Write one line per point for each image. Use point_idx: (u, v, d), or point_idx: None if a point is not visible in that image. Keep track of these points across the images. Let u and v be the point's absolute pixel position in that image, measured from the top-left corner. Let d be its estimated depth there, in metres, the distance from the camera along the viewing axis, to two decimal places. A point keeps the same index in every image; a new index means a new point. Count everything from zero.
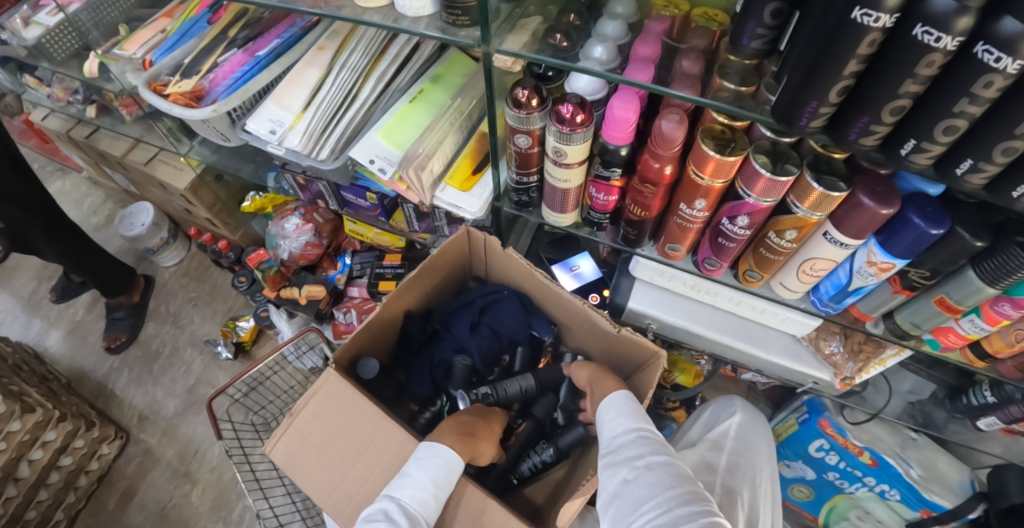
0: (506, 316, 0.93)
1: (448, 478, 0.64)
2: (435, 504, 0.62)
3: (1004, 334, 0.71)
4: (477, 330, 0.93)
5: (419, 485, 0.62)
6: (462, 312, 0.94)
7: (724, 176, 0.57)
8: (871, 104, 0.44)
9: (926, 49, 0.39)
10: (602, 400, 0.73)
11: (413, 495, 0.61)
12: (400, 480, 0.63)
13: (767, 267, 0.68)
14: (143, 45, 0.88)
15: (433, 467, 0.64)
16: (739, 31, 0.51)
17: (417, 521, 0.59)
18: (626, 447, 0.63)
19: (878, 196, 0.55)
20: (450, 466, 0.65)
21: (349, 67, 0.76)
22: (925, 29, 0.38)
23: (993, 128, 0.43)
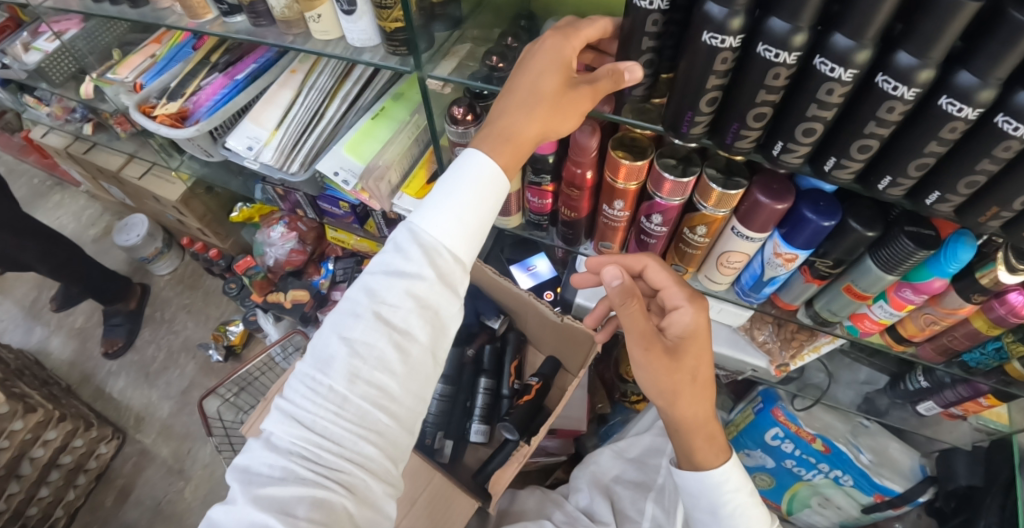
0: None
1: (488, 191, 0.58)
2: (463, 233, 0.57)
3: (916, 319, 0.78)
4: None
5: (437, 208, 0.56)
6: None
7: (636, 179, 0.64)
8: (739, 112, 0.52)
9: (770, 63, 0.46)
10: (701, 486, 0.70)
11: (433, 222, 0.56)
12: (435, 196, 0.57)
13: (690, 261, 0.76)
14: (134, 69, 0.97)
15: (462, 190, 0.57)
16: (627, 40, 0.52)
17: (435, 253, 0.56)
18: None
19: (773, 194, 0.62)
20: (490, 178, 0.57)
21: (317, 88, 0.85)
22: (766, 46, 0.45)
23: (848, 127, 0.51)
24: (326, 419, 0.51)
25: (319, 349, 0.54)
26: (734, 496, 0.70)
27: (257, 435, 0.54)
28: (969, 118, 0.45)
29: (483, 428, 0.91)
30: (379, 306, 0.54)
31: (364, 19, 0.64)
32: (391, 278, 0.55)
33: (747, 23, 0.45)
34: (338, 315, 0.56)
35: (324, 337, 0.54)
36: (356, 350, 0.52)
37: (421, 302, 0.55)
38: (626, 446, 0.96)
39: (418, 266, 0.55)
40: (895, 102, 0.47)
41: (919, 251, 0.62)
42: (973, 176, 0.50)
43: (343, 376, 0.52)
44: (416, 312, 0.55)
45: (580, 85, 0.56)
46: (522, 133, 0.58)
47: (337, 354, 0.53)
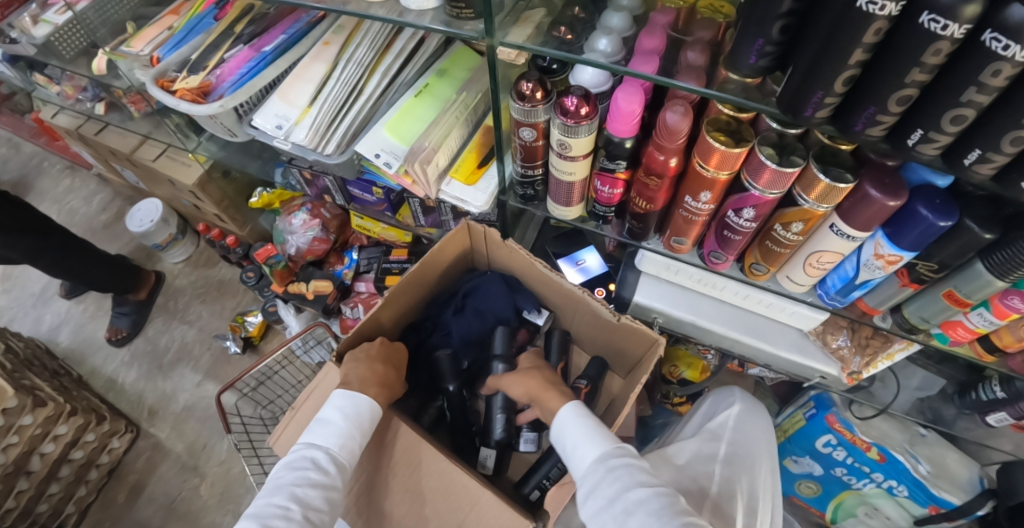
0: (493, 299, 0.93)
1: (373, 424, 0.71)
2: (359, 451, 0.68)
3: (1014, 328, 0.70)
4: (462, 313, 0.93)
5: (347, 435, 0.67)
6: (450, 302, 0.96)
7: (730, 168, 0.56)
8: (878, 94, 0.44)
9: (933, 37, 0.38)
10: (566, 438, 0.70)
11: (341, 443, 0.66)
12: (336, 422, 0.68)
13: (773, 260, 0.68)
14: (150, 42, 0.88)
15: (357, 419, 0.69)
16: (743, 50, 0.49)
17: (343, 468, 0.66)
18: (597, 479, 0.61)
19: (886, 188, 0.54)
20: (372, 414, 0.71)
21: (355, 61, 0.77)
22: (931, 16, 0.37)
23: (1002, 117, 0.42)
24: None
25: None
26: (583, 443, 0.66)
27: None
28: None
29: (532, 436, 0.86)
30: (307, 509, 0.60)
31: None
32: (307, 488, 0.61)
33: None
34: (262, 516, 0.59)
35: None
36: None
37: (336, 505, 0.63)
38: (673, 453, 0.89)
39: (331, 479, 0.64)
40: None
41: None
42: None
43: None
44: (332, 514, 0.62)
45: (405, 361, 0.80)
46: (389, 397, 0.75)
47: None
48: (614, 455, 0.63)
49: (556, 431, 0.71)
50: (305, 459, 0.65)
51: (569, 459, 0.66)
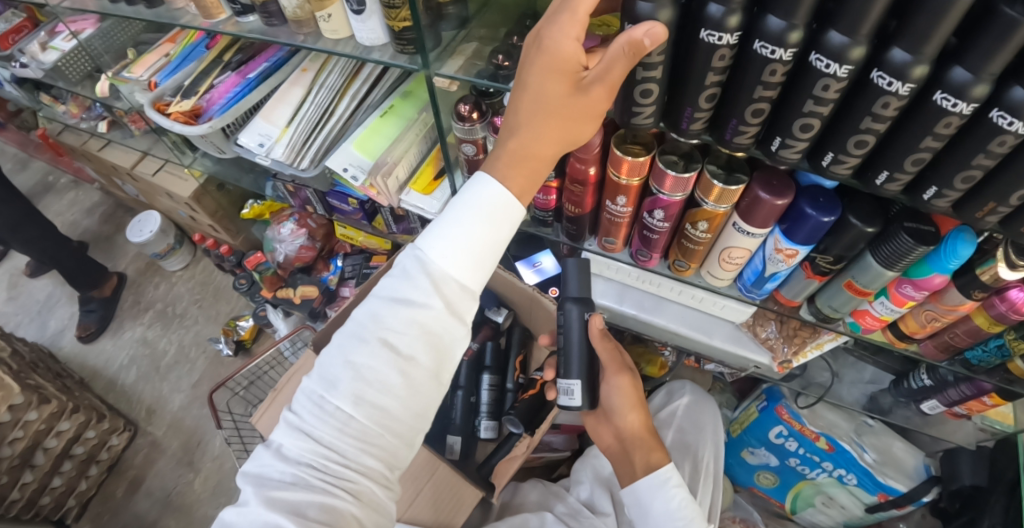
0: None
1: (484, 232, 0.59)
2: (472, 263, 0.59)
3: (917, 316, 0.78)
4: None
5: (434, 262, 0.58)
6: None
7: (638, 175, 0.66)
8: (736, 108, 0.53)
9: (766, 60, 0.47)
10: (643, 487, 0.76)
11: (437, 255, 0.58)
12: (442, 224, 0.59)
13: (692, 257, 0.77)
14: (149, 68, 1.00)
15: (471, 221, 0.58)
16: None
17: (445, 277, 0.58)
18: None
19: (773, 189, 0.62)
20: (499, 211, 0.59)
21: (327, 86, 0.87)
22: (762, 44, 0.46)
23: (845, 123, 0.52)
24: (332, 435, 0.55)
25: (327, 371, 0.58)
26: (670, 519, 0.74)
27: (267, 441, 0.58)
28: (965, 113, 0.46)
29: (491, 424, 0.95)
30: (384, 334, 0.57)
31: (374, 18, 0.67)
32: (396, 307, 0.57)
33: (744, 21, 0.47)
34: (344, 338, 0.59)
35: (329, 359, 0.58)
36: (361, 375, 0.56)
37: (425, 331, 0.57)
38: None
39: (424, 297, 0.57)
40: (890, 97, 0.47)
41: (918, 248, 0.62)
42: (970, 170, 0.50)
43: (347, 398, 0.55)
44: (421, 340, 0.57)
45: (591, 85, 0.51)
46: (539, 151, 0.58)
47: (342, 378, 0.56)
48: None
49: (637, 488, 0.77)
50: (400, 271, 0.60)
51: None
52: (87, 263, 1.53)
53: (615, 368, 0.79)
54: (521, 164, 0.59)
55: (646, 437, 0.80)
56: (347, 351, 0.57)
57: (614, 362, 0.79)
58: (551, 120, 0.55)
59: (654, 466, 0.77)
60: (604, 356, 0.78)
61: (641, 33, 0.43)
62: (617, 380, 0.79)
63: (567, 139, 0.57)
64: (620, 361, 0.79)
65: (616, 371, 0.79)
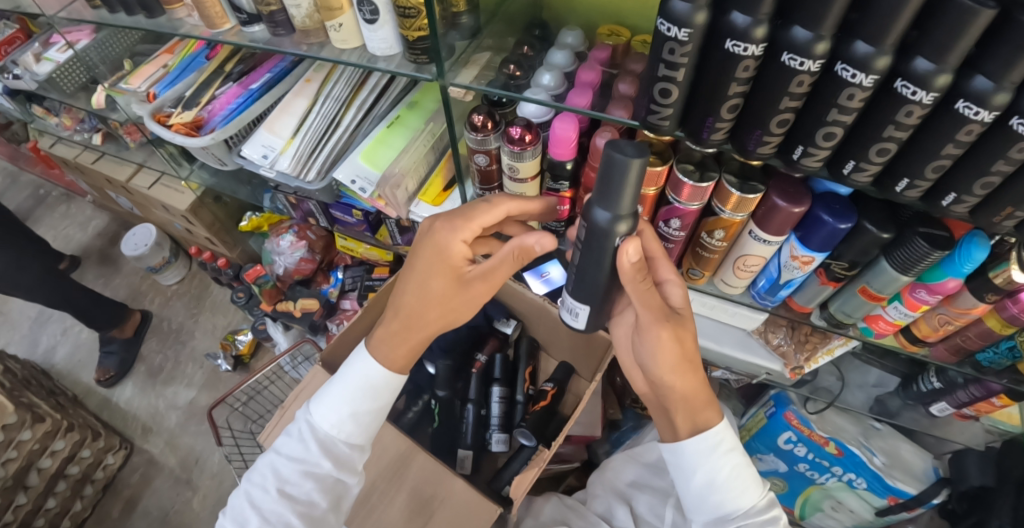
0: None
1: (372, 404, 0.68)
2: (355, 424, 0.67)
3: (930, 319, 0.78)
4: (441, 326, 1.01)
5: (328, 435, 0.67)
6: None
7: (654, 184, 0.66)
8: (760, 119, 0.53)
9: (794, 71, 0.47)
10: (689, 451, 0.66)
11: (325, 421, 0.67)
12: (329, 393, 0.68)
13: (706, 265, 0.77)
14: (147, 79, 0.99)
15: (357, 392, 0.68)
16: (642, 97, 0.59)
17: (332, 440, 0.67)
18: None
19: (789, 197, 0.63)
20: (381, 378, 0.69)
21: (333, 97, 0.86)
22: (789, 56, 0.47)
23: (867, 131, 0.52)
24: None
25: (236, 512, 0.65)
26: (722, 490, 0.65)
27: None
28: (986, 121, 0.46)
29: (503, 437, 0.93)
30: (283, 483, 0.64)
31: (386, 27, 0.66)
32: (291, 464, 0.65)
33: (770, 31, 0.47)
34: (251, 481, 0.66)
35: (238, 499, 0.65)
36: (266, 518, 0.63)
37: (319, 482, 0.64)
38: (641, 452, 0.95)
39: (314, 456, 0.65)
40: (913, 106, 0.47)
41: (933, 253, 0.62)
42: (988, 177, 0.51)
43: None
44: (315, 488, 0.64)
45: (472, 281, 0.68)
46: (416, 325, 0.70)
47: (249, 521, 0.63)
48: (775, 522, 0.65)
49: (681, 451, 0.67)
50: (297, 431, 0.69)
51: (703, 511, 0.66)
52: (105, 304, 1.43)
53: (655, 318, 0.64)
54: (400, 335, 0.69)
55: (698, 396, 0.67)
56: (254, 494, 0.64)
57: (653, 314, 0.64)
58: (433, 304, 0.69)
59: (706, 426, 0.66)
60: (643, 301, 0.62)
61: (534, 242, 0.63)
62: (658, 333, 0.64)
63: (450, 319, 0.71)
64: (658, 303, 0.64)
65: (655, 321, 0.64)
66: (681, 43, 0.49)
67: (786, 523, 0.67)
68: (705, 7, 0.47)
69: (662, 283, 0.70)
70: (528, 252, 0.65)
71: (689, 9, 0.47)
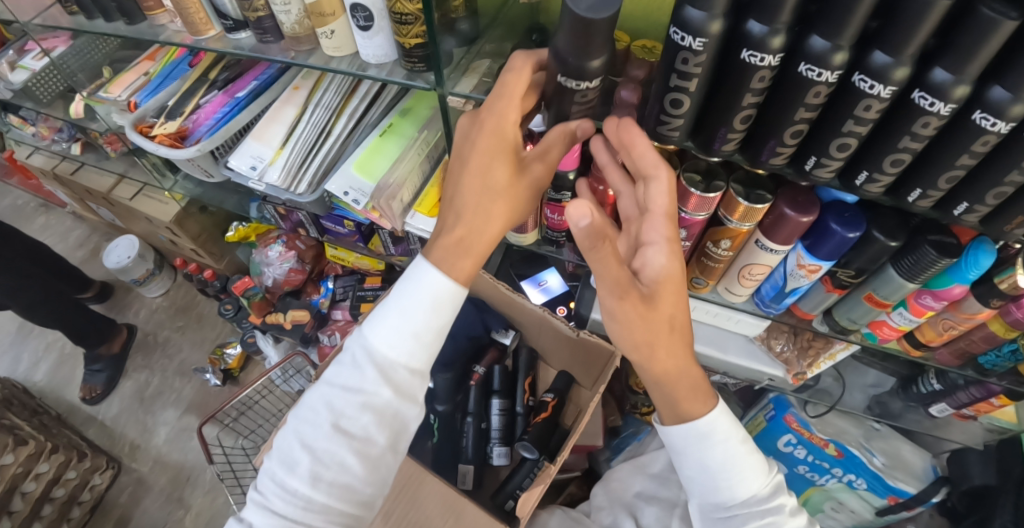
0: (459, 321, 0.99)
1: (437, 309, 0.59)
2: (413, 345, 0.58)
3: (935, 324, 0.78)
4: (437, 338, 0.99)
5: (385, 311, 0.59)
6: None
7: (660, 194, 0.65)
8: (774, 130, 0.53)
9: (811, 82, 0.47)
10: (680, 432, 0.62)
11: (384, 345, 0.58)
12: (384, 310, 0.60)
13: (710, 274, 0.76)
14: (128, 87, 0.95)
15: (416, 313, 0.58)
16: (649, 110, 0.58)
17: (388, 367, 0.58)
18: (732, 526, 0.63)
19: (799, 206, 0.61)
20: (446, 293, 0.59)
21: (323, 105, 0.83)
22: (807, 66, 0.46)
23: (881, 142, 0.51)
24: (296, 514, 0.56)
25: (284, 454, 0.59)
26: (717, 479, 0.62)
27: (246, 508, 0.60)
28: (1002, 132, 0.45)
29: (504, 450, 0.92)
30: (338, 418, 0.58)
31: (381, 34, 0.63)
32: (346, 395, 0.58)
33: (787, 41, 0.47)
34: (299, 420, 0.60)
35: (285, 440, 0.59)
36: (318, 458, 0.57)
37: (378, 415, 0.58)
38: (647, 462, 0.94)
39: (372, 388, 0.57)
40: (931, 117, 0.46)
41: (942, 260, 0.61)
42: (1001, 187, 0.50)
43: (305, 480, 0.56)
44: (374, 422, 0.57)
45: (531, 162, 0.60)
46: (487, 233, 0.60)
47: (299, 459, 0.57)
48: (778, 511, 0.62)
49: (675, 433, 0.63)
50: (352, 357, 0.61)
51: (702, 494, 0.64)
52: (95, 320, 1.38)
53: (620, 289, 0.55)
54: (462, 253, 0.59)
55: (683, 379, 0.61)
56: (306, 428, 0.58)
57: (618, 292, 0.55)
58: (494, 202, 0.59)
59: (696, 411, 0.62)
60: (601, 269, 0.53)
61: (576, 127, 0.55)
62: (619, 306, 0.56)
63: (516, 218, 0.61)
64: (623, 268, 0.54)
65: (611, 294, 0.55)
66: (695, 53, 0.49)
67: (792, 506, 0.64)
68: (722, 15, 0.47)
69: (648, 245, 0.59)
70: (574, 139, 0.57)
71: (704, 18, 0.47)
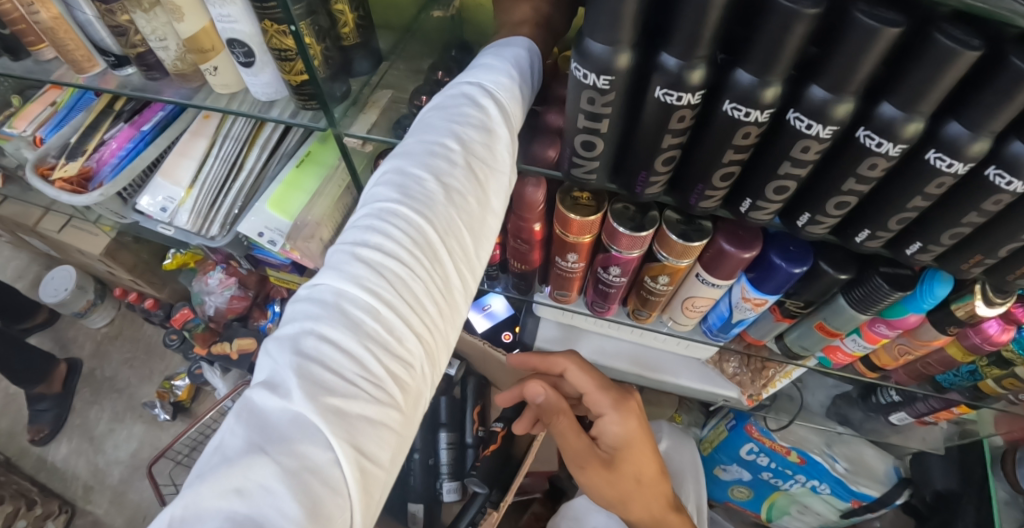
0: None
1: (529, 75, 0.50)
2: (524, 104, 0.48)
3: (889, 348, 0.75)
4: None
5: (502, 66, 0.48)
6: None
7: (590, 232, 0.59)
8: (703, 173, 0.47)
9: (738, 122, 0.41)
10: None
11: (505, 86, 0.47)
12: (500, 60, 0.48)
13: (653, 306, 0.71)
14: (32, 120, 0.86)
15: (523, 67, 0.49)
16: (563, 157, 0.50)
17: (507, 112, 0.46)
18: None
19: (738, 240, 0.57)
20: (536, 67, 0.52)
21: (232, 137, 0.77)
22: (732, 104, 0.40)
23: (824, 182, 0.46)
24: (410, 279, 0.38)
25: (396, 186, 0.41)
26: None
27: (306, 297, 0.37)
28: (959, 173, 0.40)
29: (454, 486, 0.90)
30: (470, 156, 0.43)
31: (266, 71, 0.57)
32: (469, 126, 0.44)
33: (707, 76, 0.40)
34: (404, 158, 0.43)
35: (390, 178, 0.41)
36: (447, 198, 0.41)
37: (499, 164, 0.46)
38: None
39: (495, 124, 0.45)
40: (878, 158, 0.41)
41: (894, 293, 0.57)
42: (959, 228, 0.45)
43: (434, 224, 0.40)
44: (495, 178, 0.45)
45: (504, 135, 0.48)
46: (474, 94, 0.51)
47: (427, 193, 0.40)
48: None
49: None
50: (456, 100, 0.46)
51: None
52: (34, 360, 1.31)
53: (578, 458, 0.73)
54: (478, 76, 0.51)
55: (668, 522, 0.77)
56: (431, 173, 0.41)
57: (581, 462, 0.73)
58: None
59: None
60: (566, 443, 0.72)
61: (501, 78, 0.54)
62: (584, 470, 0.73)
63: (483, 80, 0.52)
64: (583, 445, 0.72)
65: (575, 460, 0.73)
66: (601, 92, 0.41)
67: None
68: (630, 46, 0.39)
69: (603, 415, 0.74)
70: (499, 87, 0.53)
71: (611, 51, 0.39)
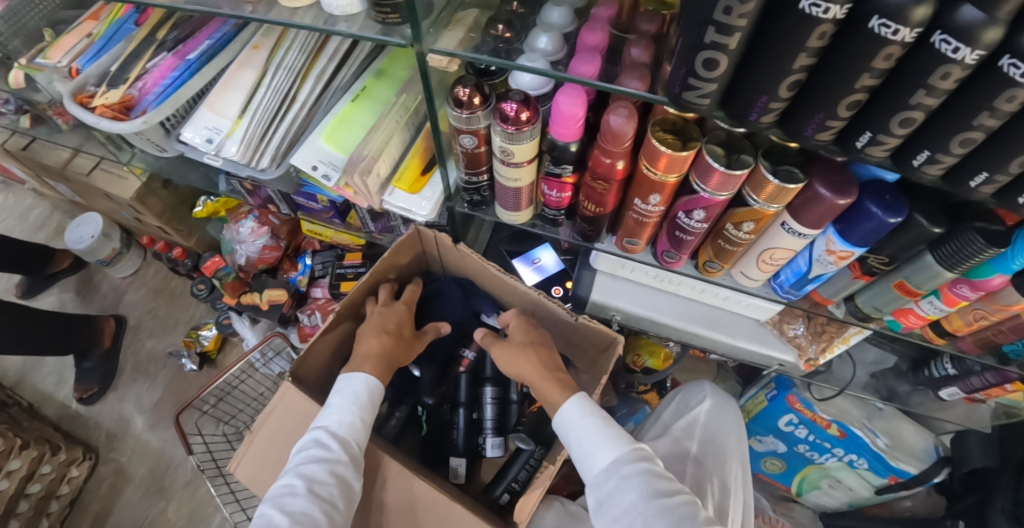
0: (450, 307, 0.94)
1: None
2: None
3: (964, 314, 0.72)
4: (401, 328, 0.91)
5: None
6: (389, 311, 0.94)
7: (677, 171, 0.55)
8: (828, 102, 0.44)
9: (883, 42, 0.37)
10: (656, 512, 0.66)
11: None
12: None
13: (726, 258, 0.69)
14: (67, 52, 0.81)
15: None
16: (673, 77, 0.48)
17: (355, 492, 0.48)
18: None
19: (835, 187, 0.53)
20: None
21: (285, 67, 0.73)
22: (882, 21, 0.36)
23: (950, 118, 0.42)
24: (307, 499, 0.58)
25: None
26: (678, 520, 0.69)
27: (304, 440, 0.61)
28: None
29: (498, 441, 0.85)
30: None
31: None
32: None
33: None
34: None
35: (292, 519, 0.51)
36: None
37: None
38: None
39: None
40: (1019, 91, 0.37)
41: (988, 249, 0.54)
42: None
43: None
44: None
45: None
46: None
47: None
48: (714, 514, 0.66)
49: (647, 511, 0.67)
50: None
51: None
52: None
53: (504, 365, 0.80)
54: None
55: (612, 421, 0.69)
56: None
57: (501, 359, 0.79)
58: None
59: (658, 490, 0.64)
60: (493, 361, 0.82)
61: None
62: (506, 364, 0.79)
63: None
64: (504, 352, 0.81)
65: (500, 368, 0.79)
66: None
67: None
68: None
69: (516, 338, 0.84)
70: None
71: None
